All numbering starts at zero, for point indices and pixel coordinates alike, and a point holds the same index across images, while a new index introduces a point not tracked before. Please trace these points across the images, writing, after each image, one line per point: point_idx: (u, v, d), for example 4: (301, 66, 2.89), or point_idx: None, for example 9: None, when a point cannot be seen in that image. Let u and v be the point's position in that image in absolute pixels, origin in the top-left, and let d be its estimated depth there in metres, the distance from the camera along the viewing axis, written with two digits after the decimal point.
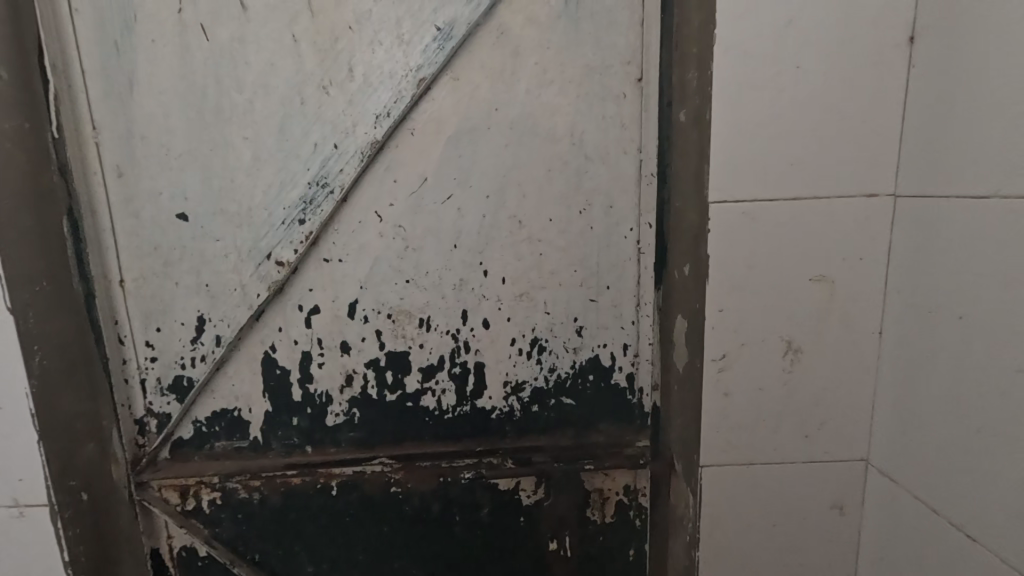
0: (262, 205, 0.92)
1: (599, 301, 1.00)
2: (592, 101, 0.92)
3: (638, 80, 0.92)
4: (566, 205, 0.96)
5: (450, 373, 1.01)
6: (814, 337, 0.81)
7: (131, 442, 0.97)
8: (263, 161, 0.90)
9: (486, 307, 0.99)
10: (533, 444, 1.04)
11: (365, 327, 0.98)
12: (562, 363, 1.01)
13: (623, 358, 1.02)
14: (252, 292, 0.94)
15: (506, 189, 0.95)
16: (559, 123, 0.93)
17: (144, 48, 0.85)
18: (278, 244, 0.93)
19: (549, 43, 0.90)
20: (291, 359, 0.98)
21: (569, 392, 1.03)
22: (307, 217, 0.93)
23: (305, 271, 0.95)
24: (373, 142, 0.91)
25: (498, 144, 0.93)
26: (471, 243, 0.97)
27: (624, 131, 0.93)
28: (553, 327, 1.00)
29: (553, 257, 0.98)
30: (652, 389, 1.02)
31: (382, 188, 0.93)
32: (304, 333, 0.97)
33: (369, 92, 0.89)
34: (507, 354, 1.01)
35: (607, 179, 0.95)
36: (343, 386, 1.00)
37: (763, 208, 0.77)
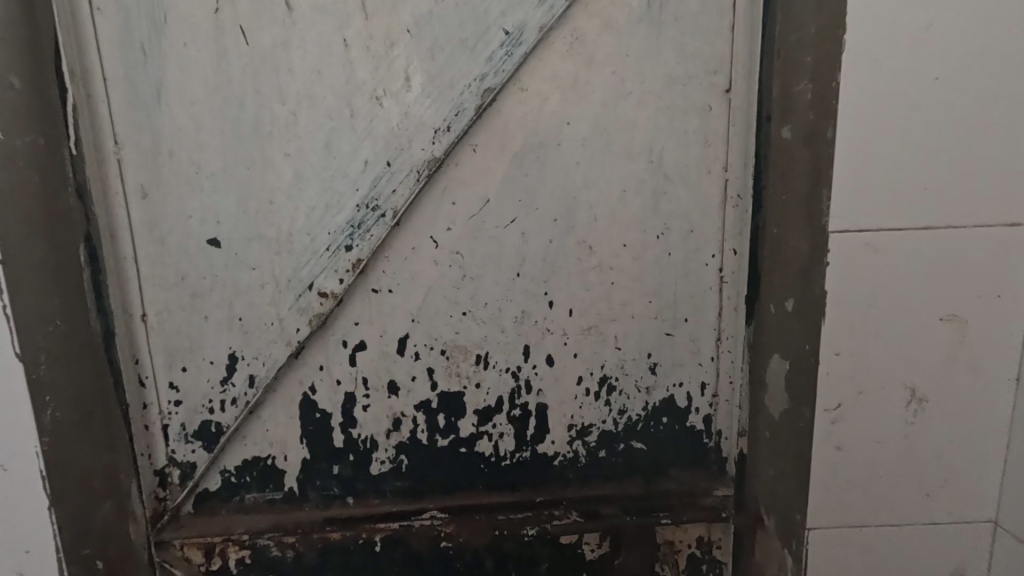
0: (304, 230, 0.82)
1: (676, 335, 0.90)
2: (674, 114, 0.83)
3: (726, 91, 0.82)
4: (642, 229, 0.86)
5: (509, 416, 0.90)
6: (941, 386, 0.71)
7: (152, 495, 0.86)
8: (307, 181, 0.80)
9: (551, 343, 0.89)
10: (600, 494, 0.93)
11: (416, 365, 0.88)
12: (632, 404, 0.91)
13: (700, 398, 0.92)
14: (290, 327, 0.84)
15: (576, 212, 0.85)
16: (636, 139, 0.84)
17: (174, 52, 0.75)
18: (321, 273, 0.83)
19: (628, 49, 0.81)
20: (332, 401, 0.87)
21: (640, 436, 0.93)
22: (354, 244, 0.82)
23: (350, 304, 0.84)
24: (431, 160, 0.81)
25: (569, 162, 0.84)
26: (535, 272, 0.87)
27: (708, 148, 0.84)
28: (624, 364, 0.90)
29: (626, 287, 0.88)
30: (732, 432, 0.92)
31: (438, 210, 0.83)
32: (347, 372, 0.87)
33: (427, 104, 0.79)
34: (573, 394, 0.90)
35: (688, 201, 0.86)
36: (390, 431, 0.89)
37: (889, 238, 0.67)
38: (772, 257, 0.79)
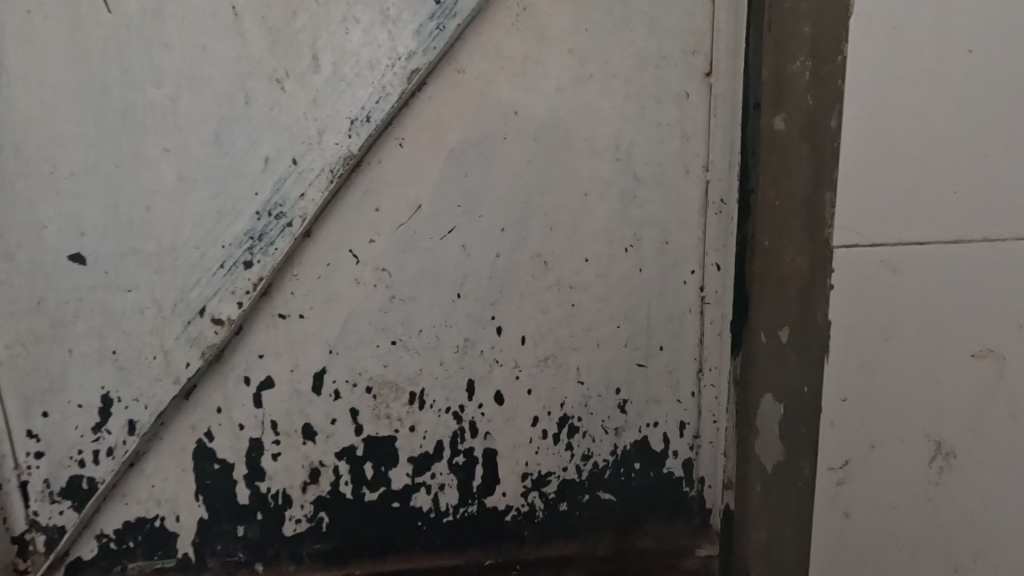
0: (192, 243, 0.66)
1: (649, 366, 0.76)
2: (644, 103, 0.69)
3: (708, 74, 0.69)
4: (608, 240, 0.72)
5: (451, 464, 0.76)
6: (973, 437, 0.56)
7: (8, 568, 0.70)
8: (193, 182, 0.65)
9: (500, 377, 0.74)
10: (561, 555, 0.79)
11: (336, 405, 0.73)
12: (599, 448, 0.77)
13: (679, 440, 0.78)
14: (178, 362, 0.68)
15: (530, 220, 0.71)
16: (600, 132, 0.69)
17: (15, 22, 0.60)
18: (215, 296, 0.68)
19: (589, 23, 0.67)
20: (235, 449, 0.72)
21: (608, 486, 0.78)
22: (255, 259, 0.67)
23: (255, 332, 0.70)
24: (346, 157, 0.66)
25: (519, 159, 0.69)
26: (479, 292, 0.72)
27: (685, 143, 0.71)
28: (588, 401, 0.76)
29: (590, 310, 0.74)
30: (717, 479, 0.78)
31: (358, 219, 0.68)
32: (252, 415, 0.71)
33: (340, 88, 0.65)
34: (528, 438, 0.76)
35: (663, 206, 0.72)
36: (307, 484, 0.74)
37: (908, 253, 0.53)
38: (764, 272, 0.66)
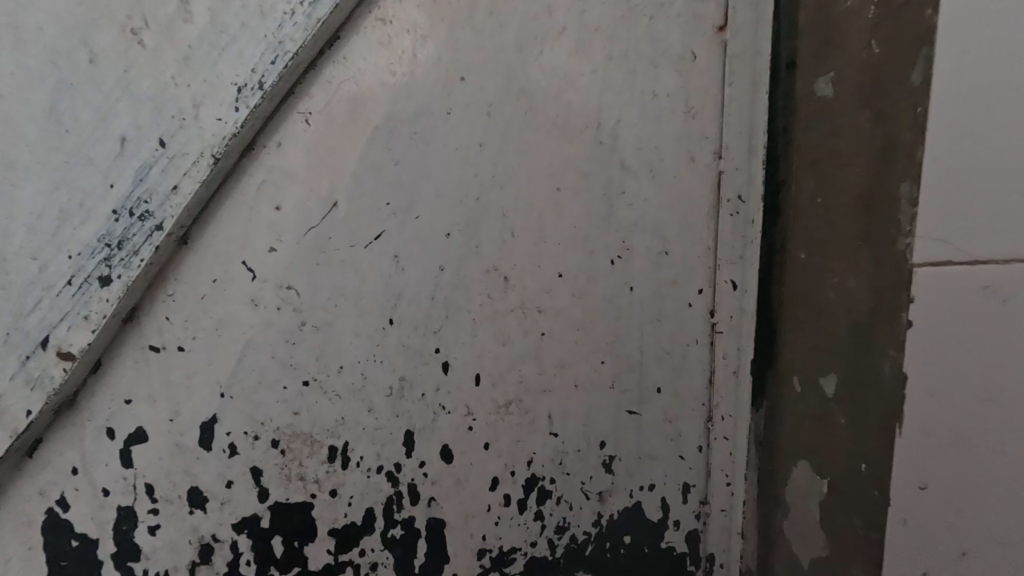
0: (25, 252, 0.49)
1: (644, 415, 0.59)
2: (634, 66, 0.53)
3: (721, 29, 0.54)
4: (588, 248, 0.55)
5: (385, 539, 0.58)
6: None
7: None
8: (24, 172, 0.48)
9: (447, 428, 0.57)
10: None
11: (232, 465, 0.56)
12: (578, 518, 0.60)
13: (683, 507, 0.61)
14: (14, 414, 0.49)
15: (483, 222, 0.54)
16: (575, 106, 0.52)
17: None
18: (60, 322, 0.49)
19: None
20: (100, 521, 0.55)
21: (590, 565, 0.61)
22: (112, 274, 0.50)
23: (119, 369, 0.53)
24: (231, 137, 0.48)
25: (468, 140, 0.52)
26: (419, 316, 0.55)
27: (690, 120, 0.55)
28: (563, 459, 0.59)
29: (563, 340, 0.57)
30: (729, 556, 0.63)
31: (254, 220, 0.51)
32: (121, 478, 0.54)
33: (223, 44, 0.48)
34: (486, 505, 0.59)
35: (660, 204, 0.56)
36: (196, 564, 0.57)
37: (1015, 276, 0.40)
38: (798, 307, 0.55)
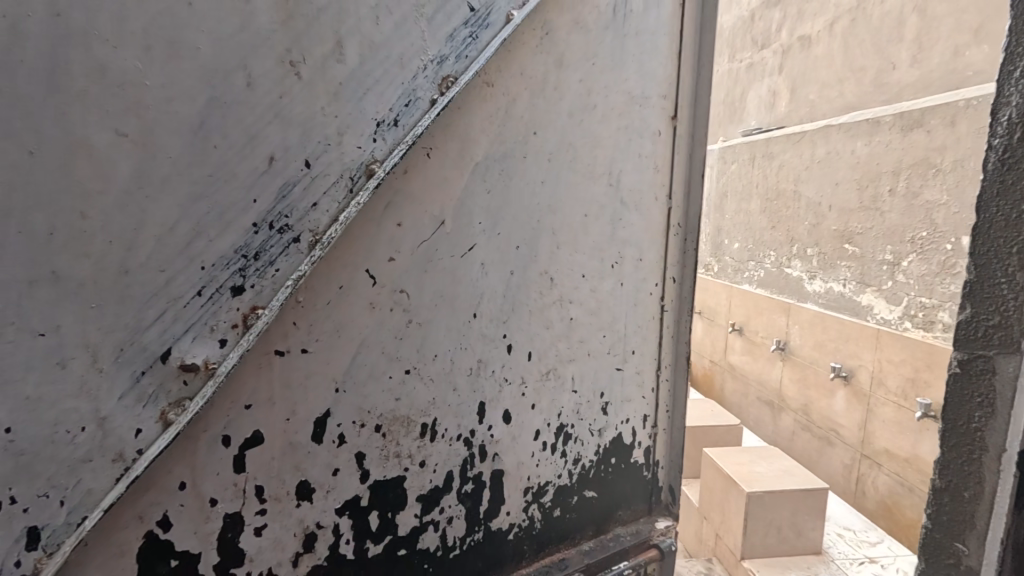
0: (152, 265, 0.50)
1: (624, 369, 0.85)
2: (630, 136, 0.79)
3: (673, 117, 0.83)
4: (600, 259, 0.79)
5: (460, 494, 0.73)
6: None
7: None
8: (158, 186, 0.49)
9: (507, 396, 0.74)
10: (559, 557, 0.82)
11: (339, 453, 0.63)
12: (586, 451, 0.83)
13: (643, 432, 0.89)
14: (120, 433, 0.49)
15: (541, 235, 0.73)
16: (600, 157, 0.76)
17: None
18: (187, 334, 0.52)
19: (595, 57, 0.73)
20: (203, 534, 0.56)
21: (592, 482, 0.85)
22: (249, 283, 0.54)
23: (244, 376, 0.56)
24: (369, 164, 0.59)
25: (535, 175, 0.71)
26: (494, 310, 0.71)
27: (657, 172, 0.83)
28: (579, 409, 0.81)
29: (584, 322, 0.79)
30: (665, 459, 0.93)
31: (379, 235, 0.61)
32: (230, 483, 0.57)
33: (370, 88, 0.58)
34: (530, 451, 0.78)
35: (640, 228, 0.82)
36: (301, 555, 0.63)
37: None
38: None
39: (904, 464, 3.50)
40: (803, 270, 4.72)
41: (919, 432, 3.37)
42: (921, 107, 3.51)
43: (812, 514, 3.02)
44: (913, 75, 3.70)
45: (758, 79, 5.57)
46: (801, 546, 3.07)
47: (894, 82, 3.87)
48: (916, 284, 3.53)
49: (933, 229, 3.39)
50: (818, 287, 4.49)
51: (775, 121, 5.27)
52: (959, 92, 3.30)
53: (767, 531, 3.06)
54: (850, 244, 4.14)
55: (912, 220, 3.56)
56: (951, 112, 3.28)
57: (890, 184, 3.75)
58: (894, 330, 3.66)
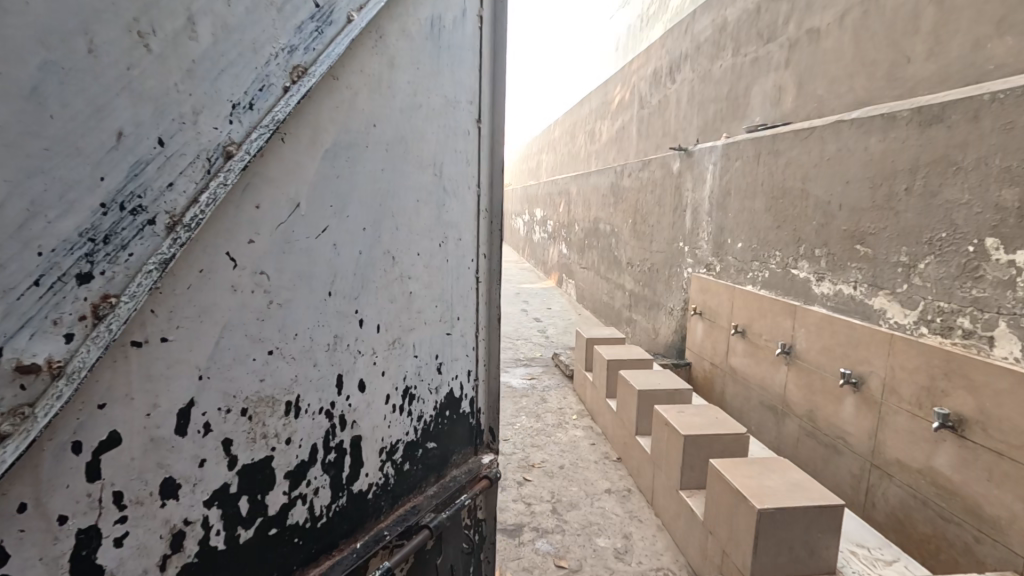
0: None
1: (450, 331, 1.46)
2: (448, 128, 1.34)
3: (477, 121, 1.46)
4: (432, 238, 1.34)
5: (326, 461, 1.13)
6: None
7: None
8: None
9: (361, 367, 1.17)
10: (411, 502, 1.36)
11: (206, 442, 0.89)
12: (425, 407, 1.40)
13: (464, 392, 1.57)
14: None
15: (386, 221, 1.18)
16: (425, 148, 1.27)
17: None
18: (27, 332, 0.66)
19: (419, 63, 1.21)
20: (49, 560, 0.72)
21: (431, 424, 1.43)
22: (98, 269, 0.72)
23: (99, 373, 0.74)
24: (224, 145, 0.84)
25: (378, 162, 1.13)
26: (344, 288, 1.10)
27: (467, 165, 1.44)
28: (419, 375, 1.36)
29: (421, 286, 1.32)
30: (481, 405, 1.66)
31: (241, 220, 0.88)
32: (82, 497, 0.74)
33: (223, 73, 0.83)
34: (381, 411, 1.25)
35: (457, 208, 1.42)
36: (168, 556, 0.87)
37: None
38: None
39: (916, 476, 3.42)
40: (811, 271, 4.62)
41: (932, 442, 3.30)
42: (939, 102, 3.40)
43: (826, 532, 3.15)
44: (929, 69, 3.56)
45: (763, 73, 5.49)
46: (816, 565, 3.17)
47: (908, 76, 3.75)
48: (933, 289, 3.44)
49: (954, 230, 3.31)
50: (826, 290, 4.40)
51: (781, 117, 5.19)
52: (979, 86, 3.19)
53: (782, 551, 3.15)
54: (861, 245, 4.07)
55: (930, 220, 3.47)
56: (976, 107, 3.16)
57: (906, 183, 3.65)
58: (909, 335, 3.57)
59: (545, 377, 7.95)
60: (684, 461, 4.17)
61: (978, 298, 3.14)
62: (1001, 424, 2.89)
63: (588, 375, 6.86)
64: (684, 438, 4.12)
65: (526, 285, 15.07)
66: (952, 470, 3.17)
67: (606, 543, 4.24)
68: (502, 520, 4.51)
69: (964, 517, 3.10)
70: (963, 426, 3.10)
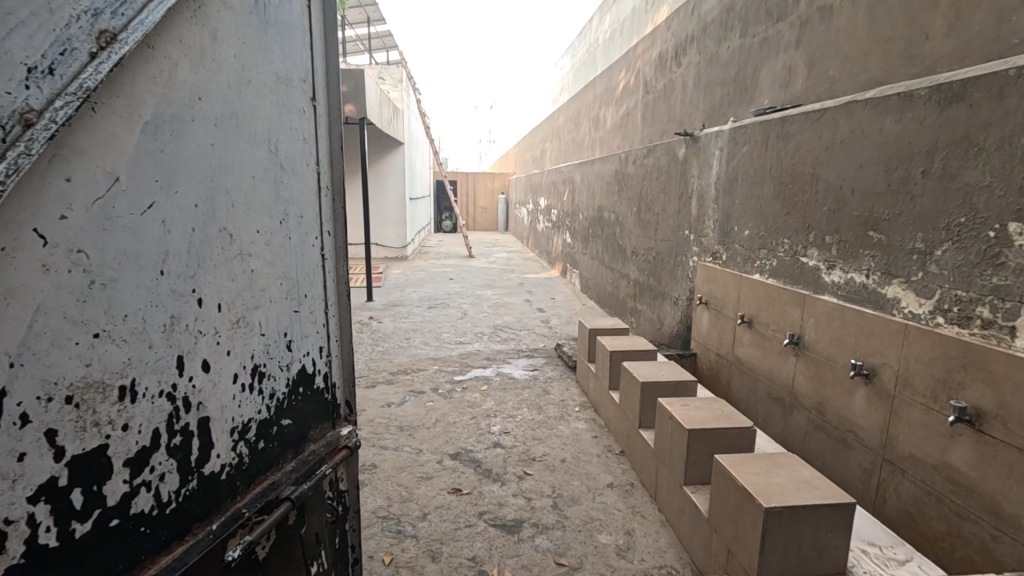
0: None
1: (298, 309, 1.74)
2: (283, 104, 1.60)
3: (311, 98, 1.74)
4: (273, 216, 1.59)
5: (172, 445, 1.31)
6: None
7: None
8: None
9: (204, 347, 1.37)
10: (268, 479, 1.63)
11: (27, 430, 0.99)
12: (276, 386, 1.66)
13: (318, 368, 1.89)
14: None
15: (218, 197, 1.38)
16: (259, 124, 1.51)
17: None
18: None
19: (246, 38, 1.43)
20: None
21: (283, 397, 1.71)
22: None
23: None
24: (23, 112, 0.93)
25: (202, 134, 1.31)
26: (179, 267, 1.28)
27: (304, 141, 1.72)
28: (269, 351, 1.62)
29: (264, 259, 1.56)
30: (337, 379, 2.02)
31: (54, 197, 0.99)
32: None
33: (18, 38, 0.93)
34: (229, 389, 1.48)
35: (298, 183, 1.69)
36: None
37: None
38: None
39: (931, 471, 3.26)
40: (821, 259, 4.43)
41: (948, 436, 3.14)
42: (958, 78, 3.19)
43: (835, 532, 3.04)
44: (949, 45, 3.35)
45: (772, 54, 5.26)
46: (825, 564, 3.07)
47: (926, 54, 3.52)
48: (951, 277, 3.25)
49: (973, 215, 3.11)
50: (837, 279, 4.21)
51: (790, 99, 4.97)
52: (1003, 60, 2.97)
53: (789, 551, 3.03)
54: (876, 232, 3.91)
55: (947, 204, 3.28)
56: (999, 82, 2.94)
57: (923, 165, 3.45)
58: (925, 325, 3.39)
59: (546, 369, 7.87)
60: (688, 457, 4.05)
61: (999, 286, 2.96)
62: (1021, 418, 2.73)
63: (592, 367, 6.75)
64: (688, 433, 4.00)
65: (532, 276, 14.96)
66: (968, 466, 3.02)
67: (607, 540, 4.16)
68: (502, 516, 4.45)
69: (980, 514, 2.95)
70: (981, 420, 2.94)
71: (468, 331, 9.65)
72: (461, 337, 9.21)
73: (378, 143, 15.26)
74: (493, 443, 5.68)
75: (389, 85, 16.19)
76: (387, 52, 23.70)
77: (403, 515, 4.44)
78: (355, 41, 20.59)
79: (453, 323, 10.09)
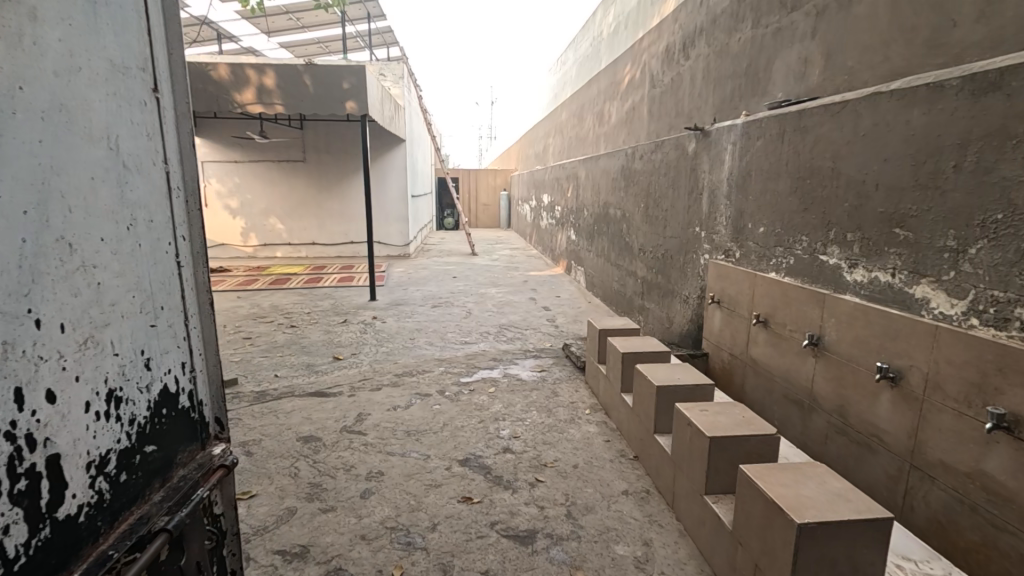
0: None
1: (155, 324, 1.62)
2: (122, 95, 1.48)
3: (154, 90, 1.62)
4: (118, 221, 1.46)
5: (20, 489, 1.17)
6: None
7: None
8: None
9: (47, 373, 1.24)
10: (136, 513, 1.51)
11: None
12: (136, 409, 1.54)
13: (183, 386, 1.77)
14: None
15: (52, 201, 1.25)
16: (94, 118, 1.38)
17: None
18: None
19: (72, 21, 1.30)
20: None
21: (145, 420, 1.58)
22: None
23: None
24: None
25: (26, 130, 1.18)
26: (12, 286, 1.14)
27: (150, 138, 1.60)
28: (125, 372, 1.49)
29: (110, 271, 1.44)
30: (206, 396, 1.90)
31: None
32: None
33: None
34: (82, 418, 1.34)
35: (144, 185, 1.57)
36: None
37: None
38: None
39: (963, 479, 3.05)
40: (841, 258, 4.19)
41: (983, 444, 2.92)
42: (994, 67, 2.94)
43: (870, 548, 2.84)
44: (980, 33, 3.11)
45: (787, 45, 5.00)
46: None
47: (954, 43, 3.28)
48: (986, 276, 3.01)
49: (1011, 211, 2.87)
50: (860, 278, 3.97)
51: (807, 92, 4.72)
52: None
53: (822, 568, 2.82)
54: (902, 228, 3.61)
55: (982, 200, 3.04)
56: None
57: (955, 159, 3.20)
58: (955, 327, 3.14)
59: (554, 369, 7.65)
60: (708, 465, 3.83)
61: None
62: None
63: (601, 368, 6.53)
64: (710, 440, 3.79)
65: (537, 273, 14.71)
66: (1005, 475, 2.80)
67: (624, 551, 3.95)
68: (514, 526, 4.24)
69: (1020, 525, 2.74)
70: (1020, 427, 2.71)
71: (474, 331, 9.42)
72: (466, 337, 8.99)
73: (379, 139, 14.98)
74: (503, 447, 5.47)
75: (390, 81, 15.89)
76: (387, 49, 23.38)
77: (411, 525, 4.24)
78: (355, 36, 20.27)
79: (457, 322, 9.87)
